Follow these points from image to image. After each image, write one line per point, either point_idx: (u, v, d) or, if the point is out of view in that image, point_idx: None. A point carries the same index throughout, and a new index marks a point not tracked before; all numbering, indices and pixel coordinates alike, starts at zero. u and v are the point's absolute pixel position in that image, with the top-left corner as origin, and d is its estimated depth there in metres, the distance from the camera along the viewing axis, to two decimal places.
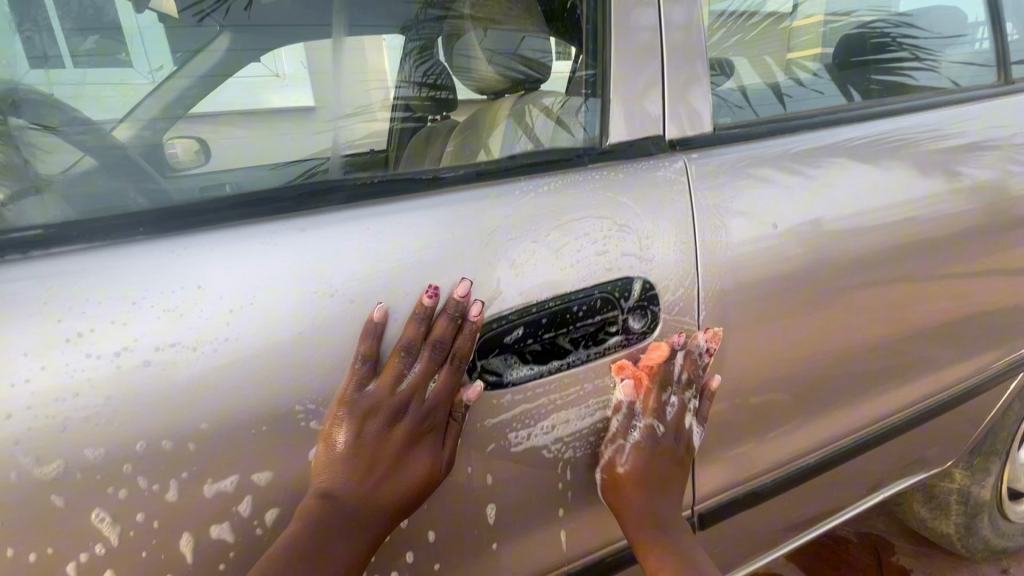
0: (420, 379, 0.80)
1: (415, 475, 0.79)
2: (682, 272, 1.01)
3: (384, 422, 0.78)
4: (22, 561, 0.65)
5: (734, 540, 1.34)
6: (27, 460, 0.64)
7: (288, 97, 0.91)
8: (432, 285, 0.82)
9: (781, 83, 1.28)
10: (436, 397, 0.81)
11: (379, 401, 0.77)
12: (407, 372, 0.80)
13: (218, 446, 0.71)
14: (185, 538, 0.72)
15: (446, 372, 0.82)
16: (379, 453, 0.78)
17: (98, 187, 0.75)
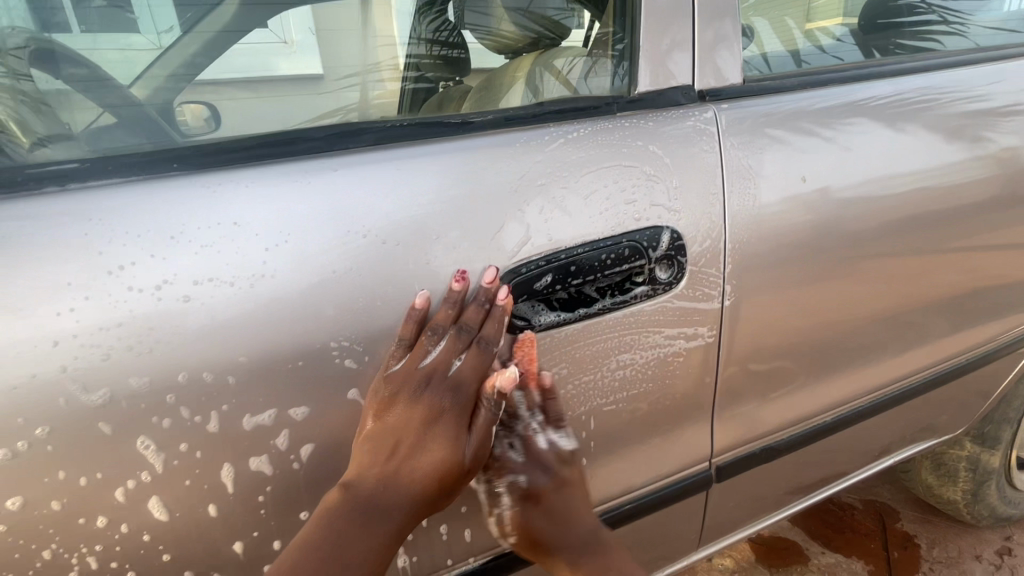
0: (449, 364, 0.80)
1: (439, 463, 0.78)
2: (710, 223, 1.00)
3: (411, 407, 0.78)
4: (73, 485, 0.67)
5: (749, 496, 1.36)
6: (74, 387, 0.65)
7: (298, 64, 0.89)
8: (461, 270, 0.82)
9: (802, 50, 1.25)
10: (462, 383, 0.80)
11: (407, 385, 0.78)
12: (435, 358, 0.80)
13: (257, 380, 0.73)
14: (227, 469, 0.74)
15: (473, 360, 0.81)
16: (405, 440, 0.77)
17: (120, 140, 0.79)
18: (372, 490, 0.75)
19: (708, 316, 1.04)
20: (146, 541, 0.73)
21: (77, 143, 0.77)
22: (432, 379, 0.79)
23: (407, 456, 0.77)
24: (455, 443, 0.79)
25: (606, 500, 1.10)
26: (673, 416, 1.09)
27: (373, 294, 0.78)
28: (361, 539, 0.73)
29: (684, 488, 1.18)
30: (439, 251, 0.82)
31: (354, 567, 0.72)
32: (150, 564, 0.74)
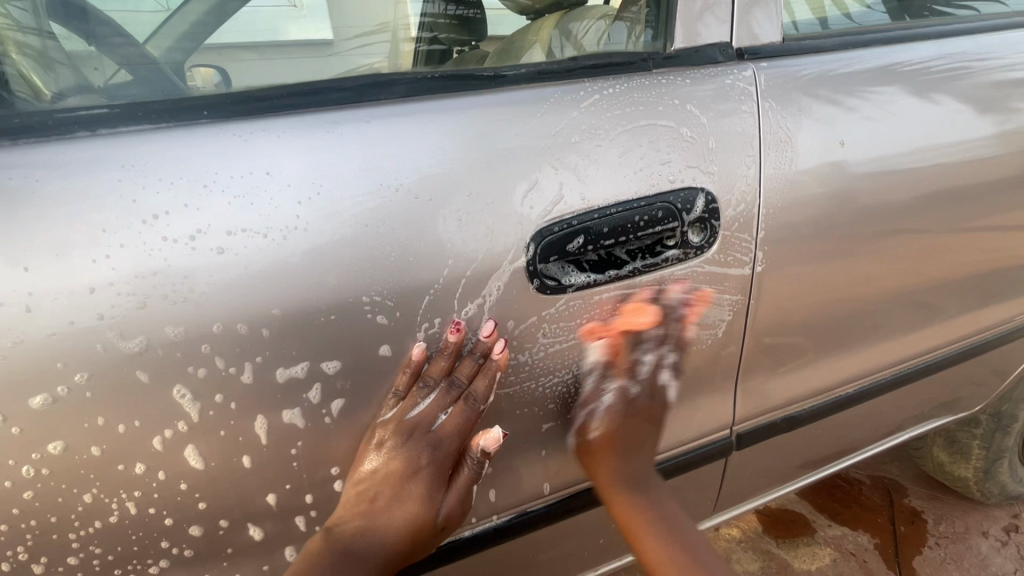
0: (436, 416, 0.84)
1: (422, 516, 0.83)
2: (745, 186, 0.97)
3: (397, 461, 0.82)
4: (112, 432, 0.68)
5: (766, 464, 1.37)
6: (111, 334, 0.66)
7: (309, 29, 0.85)
8: (456, 320, 0.81)
9: (831, 18, 1.18)
10: (445, 437, 0.85)
11: (396, 434, 0.82)
12: (425, 407, 0.83)
13: (290, 333, 0.73)
14: (260, 420, 0.75)
15: (460, 414, 0.85)
16: (386, 492, 0.82)
17: (140, 91, 0.75)
18: (359, 541, 0.81)
19: (738, 283, 1.02)
20: (183, 489, 0.74)
21: (97, 95, 0.74)
22: (419, 433, 0.83)
23: (392, 510, 0.82)
24: (436, 497, 0.85)
25: None
26: (698, 383, 1.08)
27: (405, 250, 0.76)
28: None
29: (705, 454, 1.18)
30: (471, 208, 0.80)
31: None
32: (187, 512, 0.75)
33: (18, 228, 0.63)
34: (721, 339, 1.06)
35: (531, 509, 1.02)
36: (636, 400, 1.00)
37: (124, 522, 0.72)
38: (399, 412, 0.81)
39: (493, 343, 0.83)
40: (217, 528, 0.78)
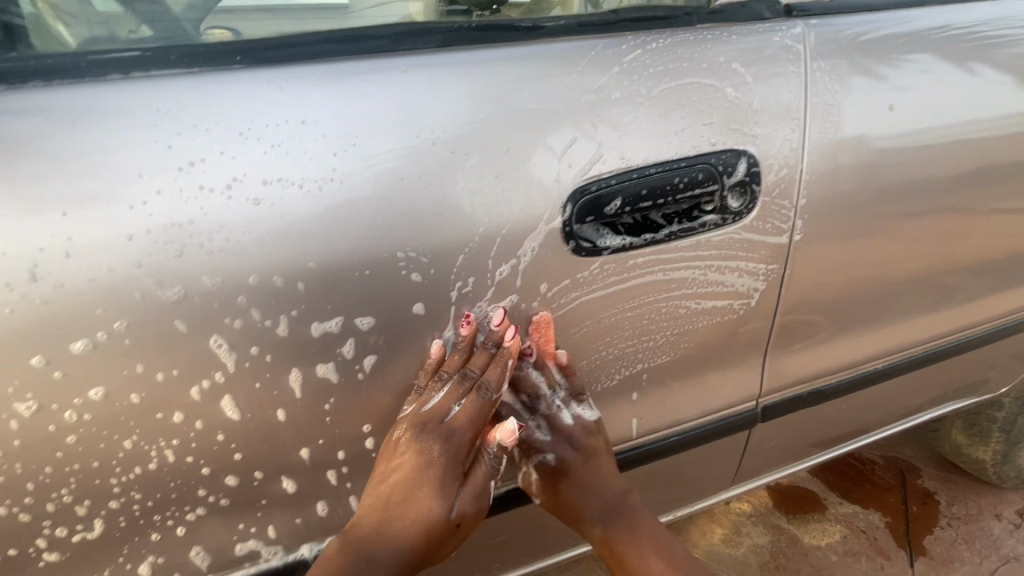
0: (451, 411, 0.83)
1: (438, 515, 0.81)
2: (788, 150, 0.94)
3: (412, 462, 0.81)
4: (152, 381, 0.68)
5: (788, 438, 1.36)
6: (150, 282, 0.65)
7: None
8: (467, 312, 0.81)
9: None
10: (457, 430, 0.83)
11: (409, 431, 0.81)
12: (439, 402, 0.82)
13: (325, 287, 0.72)
14: (295, 373, 0.75)
15: (472, 405, 0.84)
16: (402, 491, 0.81)
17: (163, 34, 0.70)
18: (378, 552, 0.79)
19: (775, 251, 0.99)
20: (220, 439, 0.75)
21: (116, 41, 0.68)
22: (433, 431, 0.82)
23: (408, 518, 0.80)
24: (449, 495, 0.83)
25: (653, 433, 1.09)
26: (727, 353, 1.07)
27: (440, 206, 0.75)
28: None
29: (733, 427, 1.16)
30: (508, 164, 0.78)
31: None
32: (223, 462, 0.76)
33: (54, 172, 0.62)
34: (753, 310, 1.04)
35: None
36: (570, 440, 0.97)
37: (163, 469, 0.73)
38: (416, 407, 0.82)
39: (532, 333, 0.87)
40: (252, 478, 0.79)
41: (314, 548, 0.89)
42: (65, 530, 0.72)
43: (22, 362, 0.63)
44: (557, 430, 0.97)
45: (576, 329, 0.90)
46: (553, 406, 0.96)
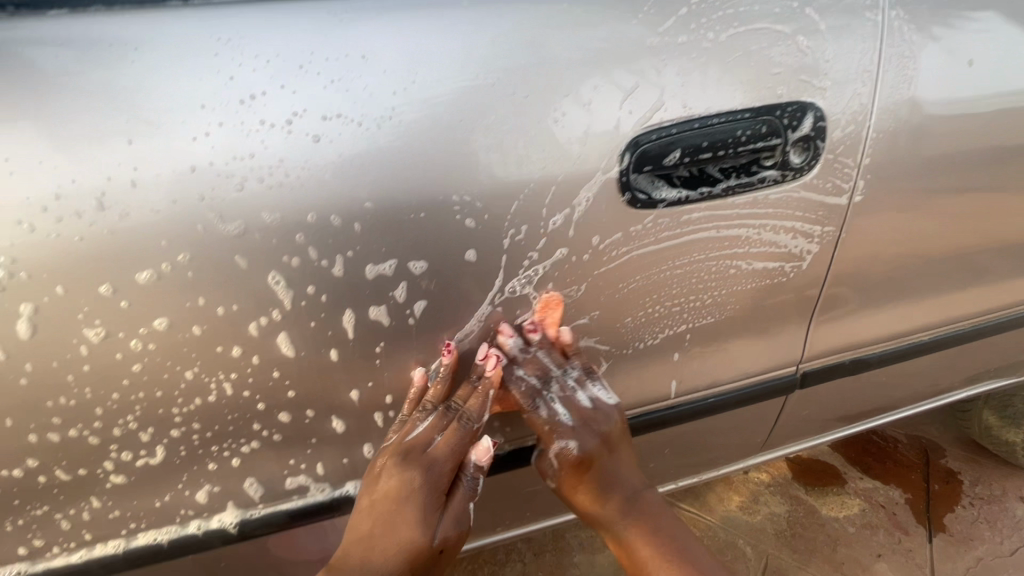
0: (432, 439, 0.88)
1: (421, 542, 0.86)
2: (857, 105, 0.89)
3: (393, 489, 0.86)
4: (212, 315, 0.70)
5: (821, 407, 1.35)
6: (211, 216, 0.66)
7: None
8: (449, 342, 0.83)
9: None
10: (439, 458, 0.89)
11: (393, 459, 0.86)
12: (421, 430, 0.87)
13: (380, 229, 0.72)
14: (348, 314, 0.75)
15: (454, 432, 0.90)
16: (386, 520, 0.85)
17: None
18: None
19: (832, 212, 0.96)
20: (275, 376, 0.76)
21: None
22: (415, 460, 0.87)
23: (392, 546, 0.85)
24: (431, 522, 0.88)
25: (691, 393, 1.08)
26: (773, 316, 1.05)
27: (497, 151, 0.73)
28: None
29: (771, 390, 1.15)
30: (566, 109, 0.75)
31: None
32: (278, 399, 0.78)
33: (120, 99, 0.62)
34: (804, 272, 1.01)
35: None
36: (591, 423, 0.96)
37: (222, 402, 0.76)
38: (399, 437, 0.87)
39: (537, 313, 0.87)
40: (304, 416, 0.81)
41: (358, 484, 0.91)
42: (129, 454, 0.76)
43: (91, 289, 0.65)
44: (577, 414, 0.96)
45: (624, 285, 0.88)
46: (567, 388, 0.95)
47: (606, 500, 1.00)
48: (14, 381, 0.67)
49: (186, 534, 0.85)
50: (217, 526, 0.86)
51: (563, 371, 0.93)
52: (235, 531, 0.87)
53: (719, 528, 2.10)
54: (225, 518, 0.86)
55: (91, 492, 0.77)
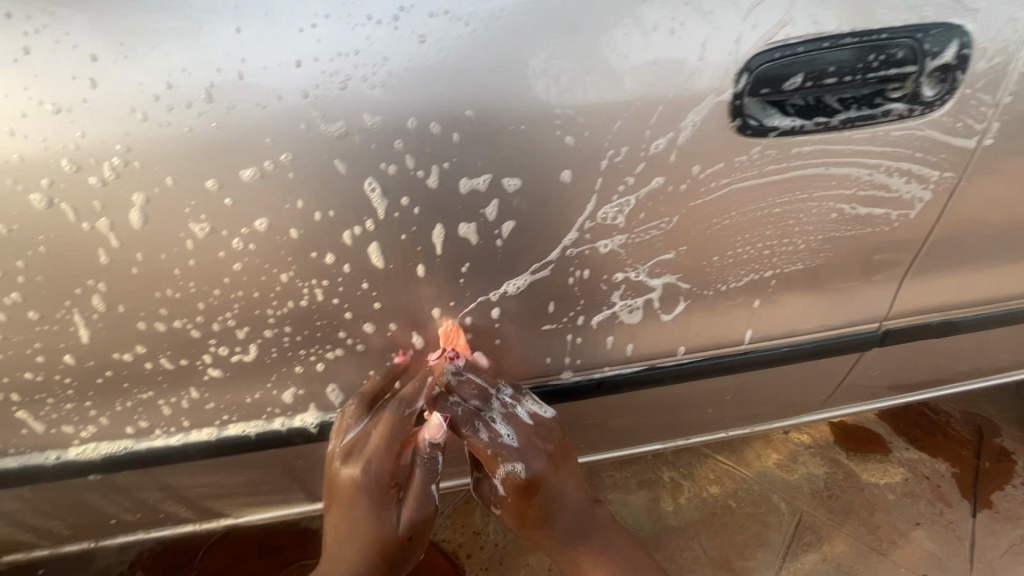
0: (370, 434, 0.85)
1: (382, 537, 0.87)
2: (1013, 31, 0.78)
3: (343, 488, 0.86)
4: (309, 220, 0.70)
5: (892, 369, 1.29)
6: (315, 115, 0.64)
7: None
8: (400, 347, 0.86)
9: None
10: (381, 453, 0.84)
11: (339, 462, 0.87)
12: (361, 428, 0.86)
13: (478, 140, 0.69)
14: (438, 229, 0.74)
15: (395, 424, 0.85)
16: (347, 517, 0.87)
17: None
18: None
19: (955, 156, 0.87)
20: (364, 287, 0.77)
21: None
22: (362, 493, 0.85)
23: (356, 544, 0.88)
24: (388, 516, 0.87)
25: (767, 341, 1.04)
26: (865, 266, 0.98)
27: (604, 63, 0.68)
28: None
29: (848, 345, 1.11)
30: (683, 20, 0.69)
31: None
32: (363, 310, 0.80)
33: None
34: (909, 221, 0.94)
35: (660, 364, 1.01)
36: (535, 438, 0.94)
37: (312, 308, 0.78)
38: (341, 438, 0.87)
39: (442, 345, 0.87)
40: (386, 330, 0.83)
41: None
42: (225, 350, 0.79)
43: (197, 185, 0.65)
44: (514, 445, 0.92)
45: (718, 220, 0.83)
46: (505, 406, 0.92)
47: (557, 516, 1.00)
48: (126, 270, 0.69)
49: (271, 429, 0.90)
50: (300, 425, 0.91)
51: (497, 390, 0.92)
52: (315, 431, 0.92)
53: (754, 483, 2.09)
54: (307, 418, 0.91)
55: (190, 383, 0.82)
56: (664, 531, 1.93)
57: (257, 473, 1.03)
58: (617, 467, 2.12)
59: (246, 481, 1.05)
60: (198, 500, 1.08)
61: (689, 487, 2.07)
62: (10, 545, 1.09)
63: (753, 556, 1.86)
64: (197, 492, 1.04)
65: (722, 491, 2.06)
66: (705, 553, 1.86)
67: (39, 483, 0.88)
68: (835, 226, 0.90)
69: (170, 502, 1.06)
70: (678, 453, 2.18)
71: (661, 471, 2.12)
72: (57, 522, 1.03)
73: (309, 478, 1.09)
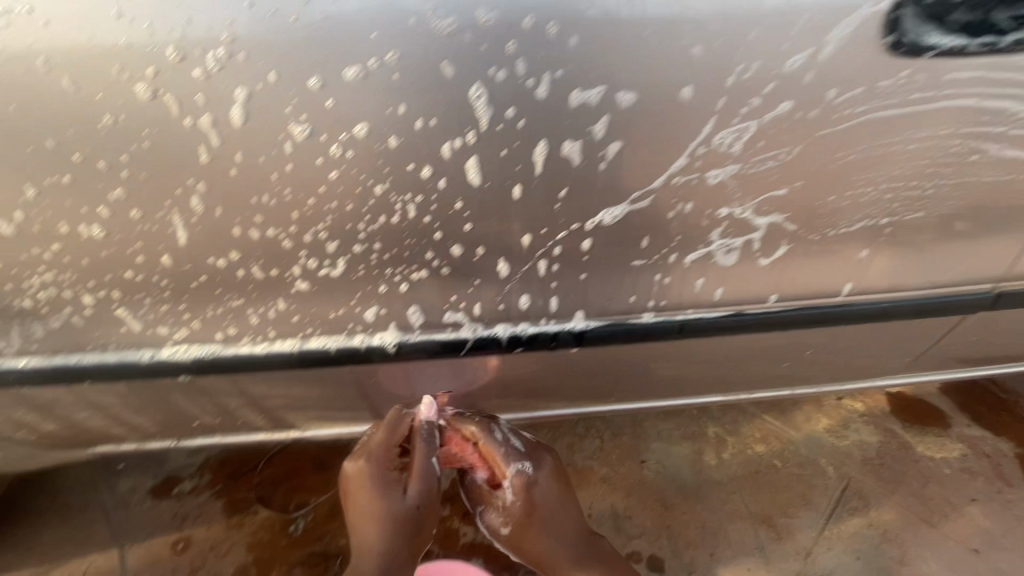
0: (378, 440, 1.10)
1: (394, 510, 1.08)
2: None
3: (357, 479, 1.09)
4: (409, 130, 0.67)
5: (988, 337, 1.20)
6: (426, 9, 0.59)
7: None
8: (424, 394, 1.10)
9: None
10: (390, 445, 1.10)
11: (354, 467, 1.10)
12: (372, 438, 1.11)
13: (597, 45, 0.62)
14: (541, 147, 0.70)
15: (405, 421, 1.11)
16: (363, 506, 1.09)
17: None
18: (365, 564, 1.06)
19: None
20: (457, 206, 0.74)
21: None
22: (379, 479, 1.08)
23: (372, 527, 1.08)
24: (396, 495, 1.09)
25: (865, 294, 0.97)
26: (995, 218, 0.88)
27: None
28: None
29: (954, 305, 1.02)
30: None
31: None
32: (454, 230, 0.77)
33: None
34: None
35: (747, 311, 0.95)
36: (536, 451, 1.22)
37: (403, 225, 0.76)
38: (359, 446, 1.13)
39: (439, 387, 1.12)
40: (473, 254, 0.81)
41: (506, 329, 0.92)
42: (314, 263, 0.79)
43: (300, 83, 0.62)
44: (519, 458, 1.18)
45: (842, 154, 0.75)
46: (507, 434, 1.20)
47: (554, 533, 1.18)
48: (225, 172, 0.68)
49: (351, 346, 0.91)
50: (378, 344, 0.91)
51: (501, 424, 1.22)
52: (393, 351, 0.92)
53: (802, 445, 2.02)
54: (386, 338, 0.91)
55: (277, 293, 0.83)
56: (705, 483, 1.91)
57: (331, 388, 1.05)
58: (661, 418, 2.08)
59: (319, 396, 1.08)
60: (272, 409, 1.12)
61: (734, 443, 2.02)
62: (102, 435, 1.17)
63: (795, 515, 1.84)
64: (272, 401, 1.08)
65: (767, 450, 2.00)
66: (746, 508, 1.85)
67: (134, 380, 0.93)
68: (973, 168, 0.80)
69: (246, 409, 1.10)
70: (725, 409, 2.11)
71: (706, 426, 2.06)
72: (144, 418, 1.09)
73: (377, 396, 1.12)
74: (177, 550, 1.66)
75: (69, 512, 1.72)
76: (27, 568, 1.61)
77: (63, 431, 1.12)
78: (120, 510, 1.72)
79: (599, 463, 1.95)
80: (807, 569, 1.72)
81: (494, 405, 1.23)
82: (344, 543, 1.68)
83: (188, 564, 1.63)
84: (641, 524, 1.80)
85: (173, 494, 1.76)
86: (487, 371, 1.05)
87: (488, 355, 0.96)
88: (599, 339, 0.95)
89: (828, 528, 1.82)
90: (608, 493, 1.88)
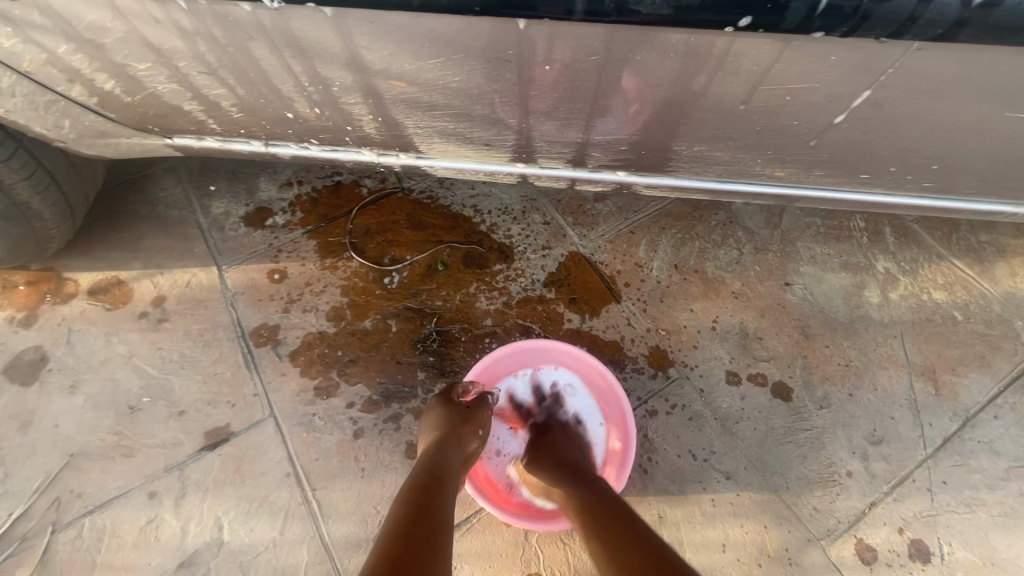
0: (471, 391, 1.28)
1: (470, 449, 1.14)
2: None
3: (447, 407, 1.20)
4: None
5: None
6: None
7: None
8: (468, 385, 1.26)
9: None
10: (472, 403, 1.23)
11: (445, 404, 1.21)
12: (468, 387, 1.27)
13: None
14: None
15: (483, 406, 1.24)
16: (454, 431, 1.14)
17: None
18: (445, 483, 0.99)
19: None
20: None
21: None
22: (451, 413, 1.18)
23: (457, 447, 1.11)
24: (471, 438, 1.15)
25: None
26: None
27: None
28: (433, 509, 0.89)
29: None
30: None
31: (427, 515, 0.87)
32: None
33: None
34: None
35: None
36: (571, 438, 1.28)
37: None
38: (446, 392, 1.24)
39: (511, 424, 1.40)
40: None
41: None
42: None
43: None
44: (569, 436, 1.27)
45: None
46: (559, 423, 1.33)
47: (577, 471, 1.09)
48: None
49: None
50: None
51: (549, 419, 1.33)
52: None
53: (998, 302, 1.57)
54: None
55: None
56: (860, 321, 1.56)
57: (478, 70, 0.68)
58: (819, 239, 1.66)
59: (455, 88, 0.73)
60: (388, 105, 0.80)
61: (907, 284, 1.60)
62: (179, 115, 0.91)
63: (964, 374, 1.49)
64: (389, 87, 0.75)
65: (949, 300, 1.58)
66: (903, 355, 1.52)
67: (199, 0, 0.61)
68: None
69: (354, 97, 0.78)
70: (904, 243, 1.65)
71: (876, 259, 1.63)
72: (224, 90, 0.81)
73: (534, 105, 0.75)
74: (275, 280, 1.56)
75: (166, 224, 1.64)
76: (133, 268, 1.57)
77: (130, 97, 0.86)
78: (215, 232, 1.63)
79: (734, 277, 1.60)
80: (966, 433, 1.43)
81: (688, 156, 0.85)
82: (441, 304, 1.54)
83: (286, 294, 1.55)
84: (773, 348, 1.52)
85: (267, 226, 1.63)
86: (734, 74, 0.64)
87: (766, 35, 0.56)
88: (994, 30, 0.52)
89: (1005, 396, 1.47)
90: (739, 309, 1.57)
